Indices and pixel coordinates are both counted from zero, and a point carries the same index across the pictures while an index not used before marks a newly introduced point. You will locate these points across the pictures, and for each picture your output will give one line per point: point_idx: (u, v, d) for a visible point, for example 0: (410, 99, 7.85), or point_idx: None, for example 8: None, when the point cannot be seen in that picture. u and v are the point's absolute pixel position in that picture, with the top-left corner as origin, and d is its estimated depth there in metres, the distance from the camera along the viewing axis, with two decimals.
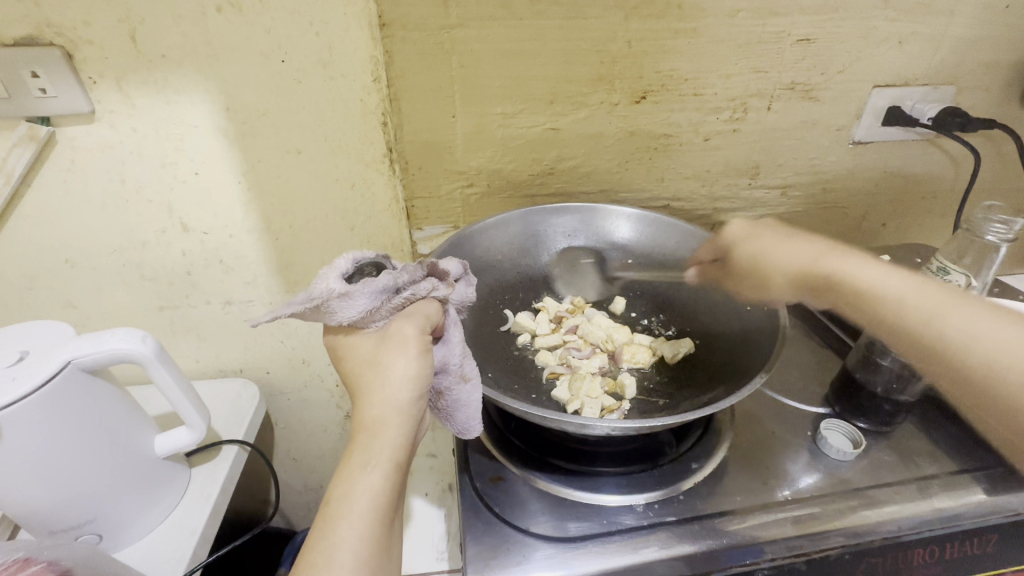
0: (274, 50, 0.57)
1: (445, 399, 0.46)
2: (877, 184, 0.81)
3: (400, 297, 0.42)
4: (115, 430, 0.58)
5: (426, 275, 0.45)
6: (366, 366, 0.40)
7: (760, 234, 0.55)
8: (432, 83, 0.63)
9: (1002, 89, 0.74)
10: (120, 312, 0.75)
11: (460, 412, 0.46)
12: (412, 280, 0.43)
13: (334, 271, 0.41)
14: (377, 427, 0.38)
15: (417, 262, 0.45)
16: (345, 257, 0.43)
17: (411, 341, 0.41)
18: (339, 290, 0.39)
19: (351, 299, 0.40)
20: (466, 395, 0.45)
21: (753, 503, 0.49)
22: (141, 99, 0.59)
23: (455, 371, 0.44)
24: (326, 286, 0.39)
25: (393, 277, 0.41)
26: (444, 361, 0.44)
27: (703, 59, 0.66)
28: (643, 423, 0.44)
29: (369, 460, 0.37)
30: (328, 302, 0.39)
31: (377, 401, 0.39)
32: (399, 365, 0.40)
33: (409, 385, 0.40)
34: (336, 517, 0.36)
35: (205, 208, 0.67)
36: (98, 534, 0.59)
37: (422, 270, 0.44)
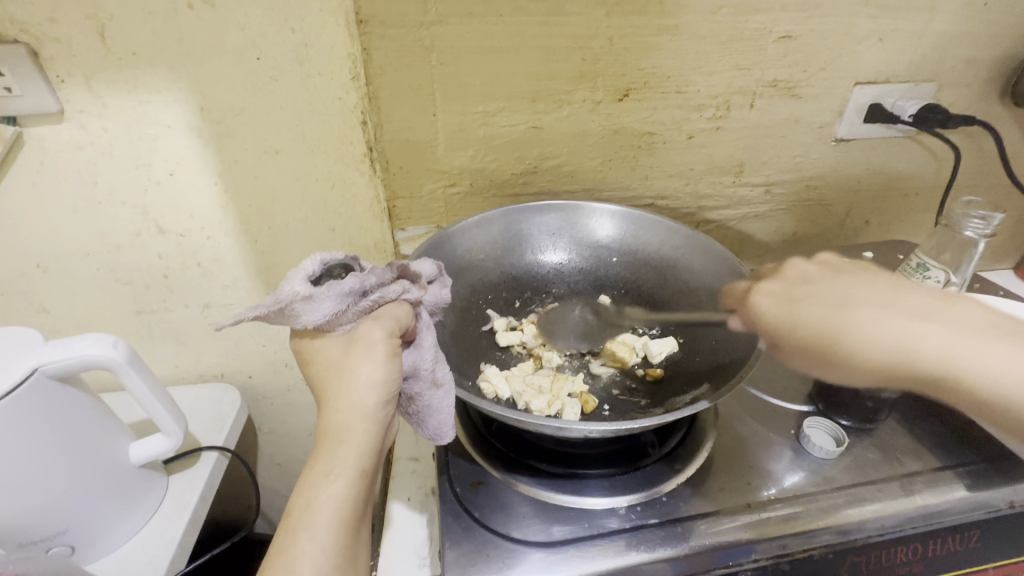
0: (249, 47, 0.56)
1: (416, 404, 0.45)
2: (860, 181, 0.81)
3: (368, 300, 0.41)
4: (83, 440, 0.56)
5: (397, 277, 0.44)
6: (333, 370, 0.39)
7: (801, 310, 0.48)
8: (411, 81, 0.62)
9: (982, 86, 0.74)
10: (96, 317, 0.73)
11: (431, 418, 0.45)
12: (381, 283, 0.42)
13: (301, 274, 0.40)
14: (341, 433, 0.38)
15: (387, 264, 0.44)
16: (311, 258, 0.42)
17: (379, 344, 0.39)
18: (304, 292, 0.38)
19: (316, 301, 0.39)
20: (438, 400, 0.45)
21: (737, 503, 0.48)
22: (112, 99, 0.58)
23: (426, 376, 0.43)
24: (291, 289, 0.38)
25: (360, 279, 0.40)
26: (415, 365, 0.43)
27: (686, 56, 0.65)
28: (621, 425, 0.43)
29: (332, 469, 0.37)
30: (292, 305, 0.38)
31: (341, 406, 0.38)
32: (366, 370, 0.39)
33: (377, 389, 0.39)
34: (297, 529, 0.35)
35: (181, 210, 0.66)
36: (70, 545, 0.57)
37: (392, 272, 0.43)
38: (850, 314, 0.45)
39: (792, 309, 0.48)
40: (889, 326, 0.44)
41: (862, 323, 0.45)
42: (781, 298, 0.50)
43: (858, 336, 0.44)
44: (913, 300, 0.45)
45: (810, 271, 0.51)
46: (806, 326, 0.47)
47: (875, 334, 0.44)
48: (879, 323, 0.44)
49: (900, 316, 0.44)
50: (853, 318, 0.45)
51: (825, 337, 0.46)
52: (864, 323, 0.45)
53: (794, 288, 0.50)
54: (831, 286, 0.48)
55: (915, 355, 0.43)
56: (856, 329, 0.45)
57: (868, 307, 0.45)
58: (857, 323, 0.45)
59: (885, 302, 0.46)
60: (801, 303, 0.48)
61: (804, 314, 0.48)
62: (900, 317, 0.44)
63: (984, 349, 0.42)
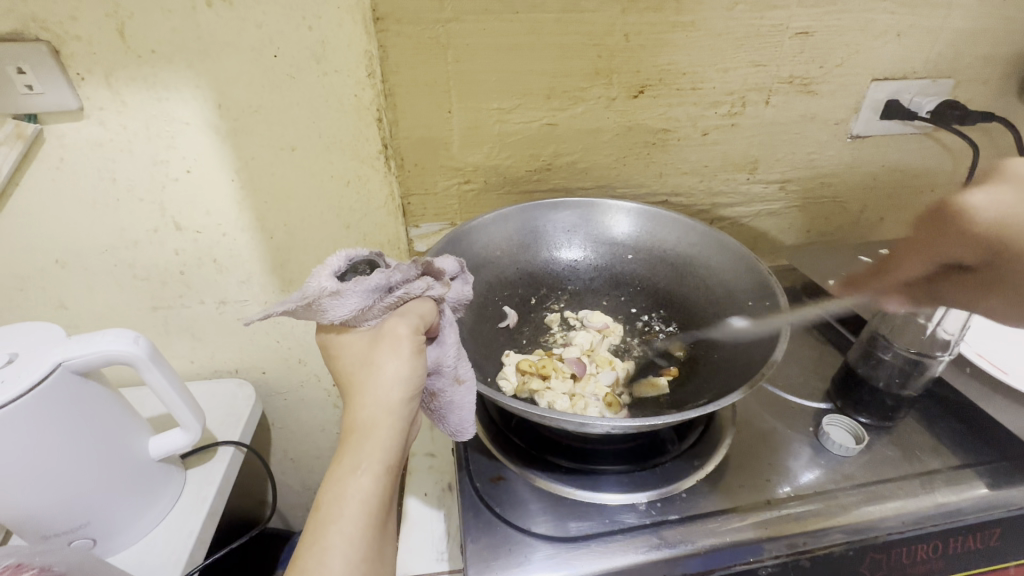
0: (266, 45, 0.56)
1: (438, 401, 0.45)
2: (875, 177, 0.81)
3: (393, 296, 0.41)
4: (107, 433, 0.57)
5: (421, 274, 0.44)
6: (359, 365, 0.40)
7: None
8: (426, 78, 0.62)
9: (1000, 82, 0.74)
10: (114, 313, 0.74)
11: (453, 414, 0.46)
12: (406, 279, 0.42)
13: (327, 270, 0.40)
14: (367, 428, 0.38)
15: (412, 260, 0.44)
16: (338, 254, 0.42)
17: (405, 339, 0.40)
18: (330, 288, 0.39)
19: (343, 297, 0.39)
20: (460, 397, 0.45)
21: (757, 500, 0.48)
22: (131, 97, 0.58)
23: (449, 373, 0.44)
24: (319, 284, 0.39)
25: (386, 276, 0.40)
26: (438, 362, 0.43)
27: (702, 51, 0.65)
28: (645, 421, 0.43)
29: (358, 463, 0.37)
30: (319, 300, 0.39)
31: (367, 402, 0.39)
32: (391, 366, 0.39)
33: (402, 385, 0.39)
34: (326, 522, 0.36)
35: (197, 207, 0.66)
36: (92, 538, 0.58)
37: (417, 268, 0.44)
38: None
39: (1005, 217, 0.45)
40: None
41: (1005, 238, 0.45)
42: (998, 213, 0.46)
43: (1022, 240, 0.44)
44: None
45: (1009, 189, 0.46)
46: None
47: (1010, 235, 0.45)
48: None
49: None
50: None
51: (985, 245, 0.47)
52: None
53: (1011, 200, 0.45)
54: None
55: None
56: None
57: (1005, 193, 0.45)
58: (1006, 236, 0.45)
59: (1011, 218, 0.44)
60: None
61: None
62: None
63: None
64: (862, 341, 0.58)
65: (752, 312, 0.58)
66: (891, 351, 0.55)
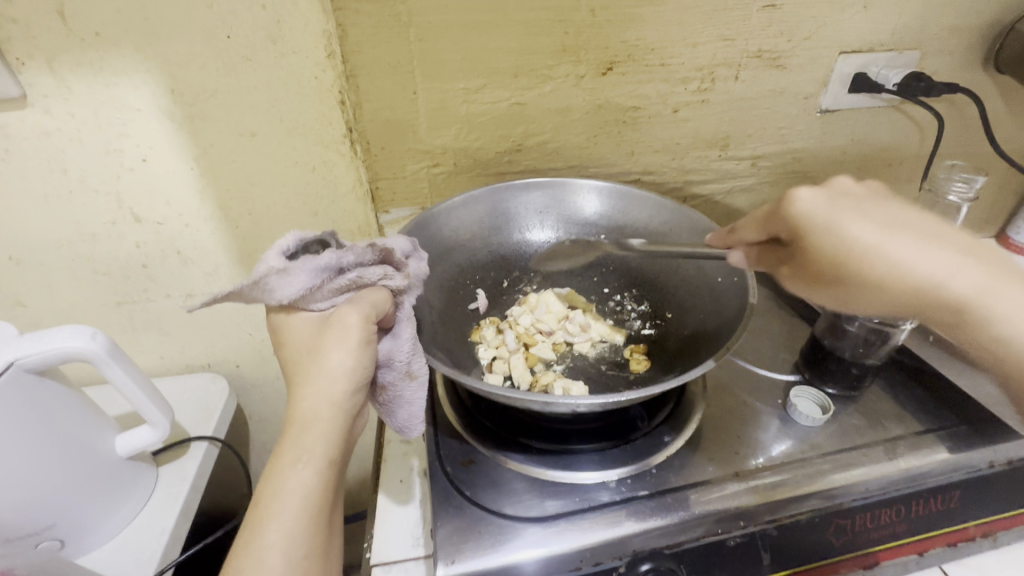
0: (218, 25, 0.54)
1: (388, 394, 0.45)
2: (845, 152, 0.81)
3: (343, 278, 0.41)
4: (70, 430, 0.55)
5: (379, 261, 0.44)
6: (305, 353, 0.40)
7: (841, 210, 0.41)
8: (389, 58, 0.61)
9: (965, 53, 0.74)
10: (76, 310, 0.71)
11: (402, 409, 0.45)
12: (361, 263, 0.42)
13: (278, 249, 0.40)
14: (308, 421, 0.38)
15: (371, 246, 0.44)
16: (290, 233, 0.42)
17: (354, 329, 0.39)
18: (277, 266, 0.39)
19: (291, 276, 0.39)
20: (411, 392, 0.44)
21: (726, 472, 0.49)
22: (77, 82, 0.55)
23: (401, 367, 0.43)
24: (267, 263, 0.39)
25: (337, 256, 0.40)
26: (390, 355, 0.43)
27: (670, 26, 0.64)
28: (608, 398, 0.43)
29: (299, 457, 0.37)
30: (266, 279, 0.39)
31: (310, 393, 0.39)
32: (336, 356, 0.39)
33: (347, 377, 0.39)
34: (264, 519, 0.36)
35: (157, 197, 0.64)
36: (60, 539, 0.56)
37: (374, 255, 0.44)
38: (864, 220, 0.40)
39: (833, 212, 0.42)
40: (897, 250, 0.39)
41: (871, 239, 0.40)
42: (827, 202, 0.42)
43: (879, 260, 0.39)
44: (972, 258, 0.38)
45: (857, 189, 0.43)
46: (835, 244, 0.41)
47: (928, 270, 0.38)
48: (924, 256, 0.38)
49: (970, 272, 0.38)
50: (893, 252, 0.39)
51: (848, 255, 0.40)
52: (912, 255, 0.38)
53: (844, 200, 0.42)
54: (911, 219, 0.41)
55: (900, 282, 0.39)
56: (898, 263, 0.39)
57: (1009, 282, 0.38)
58: (863, 239, 0.40)
59: (980, 261, 0.38)
60: (850, 210, 0.41)
61: (878, 226, 0.40)
62: (959, 268, 0.38)
63: (998, 285, 0.38)
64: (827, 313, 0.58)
65: (722, 289, 0.57)
66: (856, 323, 0.56)
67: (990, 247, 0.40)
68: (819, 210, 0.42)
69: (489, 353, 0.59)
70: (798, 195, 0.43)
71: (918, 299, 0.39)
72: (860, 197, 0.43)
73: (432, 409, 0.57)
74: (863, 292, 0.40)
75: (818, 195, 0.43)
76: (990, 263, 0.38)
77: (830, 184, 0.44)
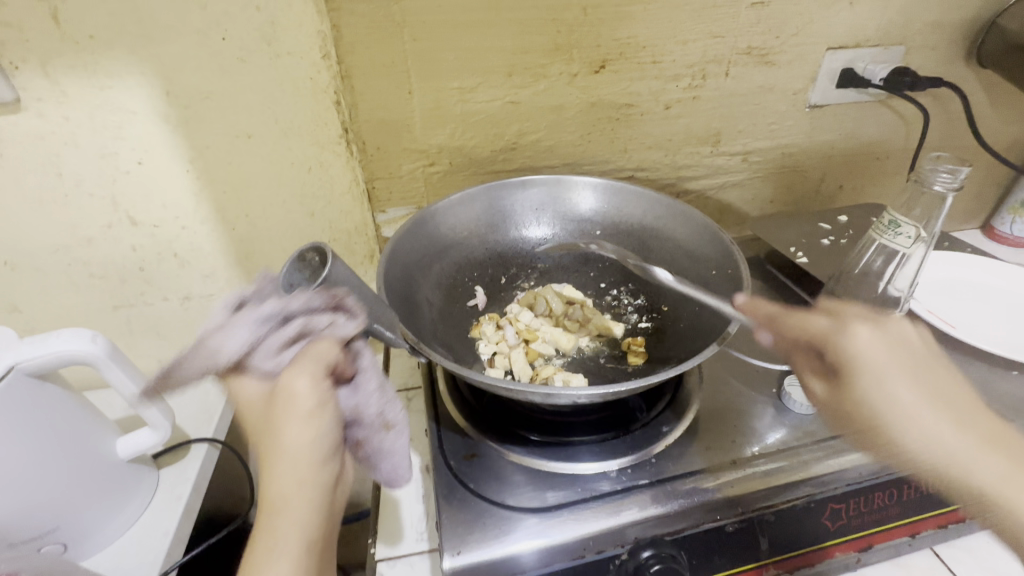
0: (212, 27, 0.54)
1: (364, 450, 0.41)
2: (833, 146, 0.82)
3: (287, 327, 0.39)
4: (72, 434, 0.55)
5: (332, 307, 0.42)
6: (263, 430, 0.38)
7: (888, 365, 0.40)
8: (383, 58, 0.61)
9: (949, 48, 0.76)
10: (73, 315, 0.71)
11: (385, 464, 0.41)
12: (307, 309, 0.40)
13: (224, 309, 0.41)
14: (279, 508, 0.36)
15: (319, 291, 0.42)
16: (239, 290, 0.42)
17: (299, 397, 0.37)
18: (221, 323, 0.39)
19: (230, 335, 0.39)
20: (389, 444, 0.40)
21: (723, 460, 0.50)
22: (72, 85, 0.55)
23: (373, 419, 0.40)
24: (208, 327, 0.39)
25: (277, 306, 0.39)
26: (356, 409, 0.40)
27: (661, 24, 0.65)
28: (608, 389, 0.43)
29: (274, 551, 0.35)
30: (208, 342, 0.39)
31: (275, 479, 0.37)
32: (290, 429, 0.37)
33: (310, 453, 0.37)
34: None
35: (153, 200, 0.64)
36: (63, 543, 0.56)
37: (324, 300, 0.41)
38: (903, 385, 0.39)
39: (882, 364, 0.40)
40: (927, 423, 0.38)
41: (910, 405, 0.39)
42: (880, 346, 0.41)
43: (910, 428, 0.38)
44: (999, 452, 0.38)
45: (915, 349, 0.41)
46: (868, 393, 0.40)
47: (955, 450, 0.38)
48: (950, 436, 0.38)
49: (998, 464, 0.37)
50: (920, 421, 0.39)
51: (879, 412, 0.39)
52: (938, 431, 0.38)
53: (896, 344, 0.41)
54: (946, 399, 0.40)
55: (921, 458, 0.38)
56: (924, 436, 0.38)
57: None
58: (901, 403, 0.39)
59: (1006, 455, 0.38)
60: (890, 361, 0.40)
61: (916, 390, 0.40)
62: (986, 457, 0.37)
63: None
64: None
65: (717, 281, 0.59)
66: None
67: (1013, 435, 0.39)
68: (869, 351, 0.41)
69: (489, 347, 0.60)
70: (857, 331, 0.42)
71: (934, 477, 0.38)
72: (912, 359, 0.41)
73: (434, 406, 0.57)
74: (885, 452, 0.39)
75: (873, 332, 0.41)
76: (1015, 455, 0.38)
77: (887, 327, 0.42)
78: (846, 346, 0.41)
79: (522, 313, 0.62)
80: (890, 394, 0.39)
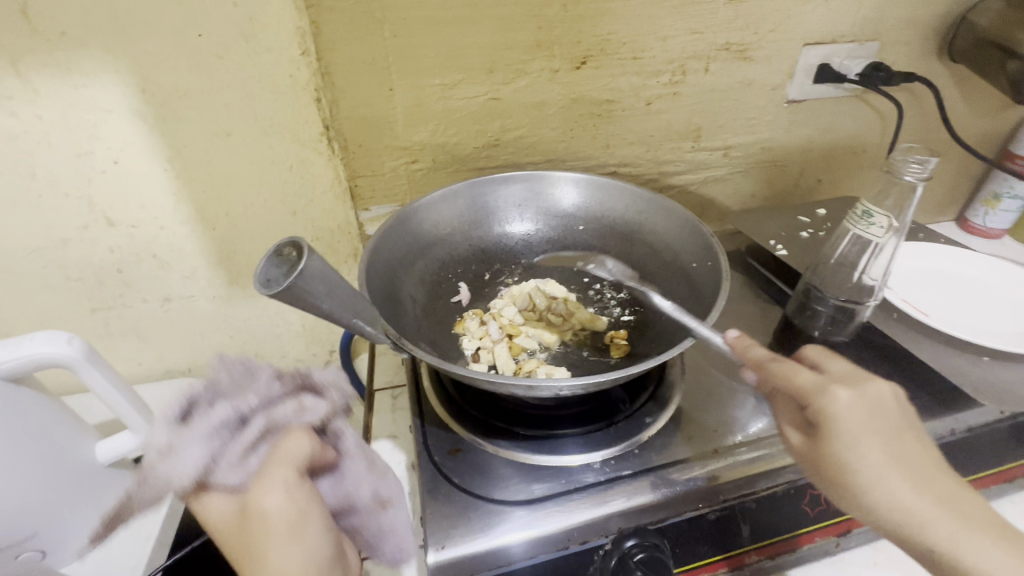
0: (188, 24, 0.53)
1: (364, 532, 0.42)
2: (811, 140, 0.84)
3: (249, 430, 0.37)
4: (53, 438, 0.54)
5: (294, 393, 0.41)
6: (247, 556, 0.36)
7: (865, 432, 0.37)
8: (363, 55, 0.61)
9: (921, 43, 0.77)
10: (49, 318, 0.70)
11: (386, 542, 0.42)
12: (269, 404, 0.38)
13: (165, 418, 0.35)
14: None
15: (277, 379, 0.40)
16: (179, 392, 0.37)
17: (279, 509, 0.35)
18: (164, 446, 0.35)
19: (182, 454, 0.34)
20: (389, 519, 0.42)
21: (706, 449, 0.50)
22: (44, 84, 0.54)
23: (368, 501, 0.41)
24: (155, 447, 0.35)
25: (234, 409, 0.37)
26: (349, 494, 0.40)
27: (641, 21, 0.66)
28: (589, 379, 0.44)
29: None
30: (158, 465, 0.34)
31: None
32: (277, 550, 0.35)
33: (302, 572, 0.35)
34: None
35: (130, 200, 0.63)
36: (42, 551, 0.55)
37: (284, 388, 0.40)
38: (875, 450, 0.37)
39: (857, 431, 0.37)
40: (895, 486, 0.37)
41: (880, 472, 0.37)
42: (858, 413, 0.37)
43: (877, 489, 0.37)
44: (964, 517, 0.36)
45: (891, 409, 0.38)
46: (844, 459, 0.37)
47: (919, 515, 0.36)
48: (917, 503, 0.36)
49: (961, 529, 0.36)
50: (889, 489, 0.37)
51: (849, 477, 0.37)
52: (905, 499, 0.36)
53: (874, 409, 0.38)
54: (919, 462, 0.38)
55: (884, 514, 0.37)
56: (890, 502, 0.37)
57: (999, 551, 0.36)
58: (871, 471, 0.37)
59: (970, 523, 0.36)
60: (867, 427, 0.37)
61: (890, 458, 0.37)
62: (950, 524, 0.36)
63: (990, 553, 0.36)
64: (798, 295, 0.66)
65: (698, 273, 0.59)
66: (825, 303, 0.64)
67: (985, 503, 0.37)
68: (846, 416, 0.37)
69: (473, 342, 0.60)
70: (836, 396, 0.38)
71: (893, 533, 0.37)
72: (888, 421, 0.38)
73: (419, 403, 0.57)
74: (849, 506, 0.38)
75: (852, 398, 0.38)
76: (976, 517, 0.37)
77: (865, 391, 0.39)
78: (823, 409, 0.38)
79: (503, 308, 0.63)
80: (863, 459, 0.37)
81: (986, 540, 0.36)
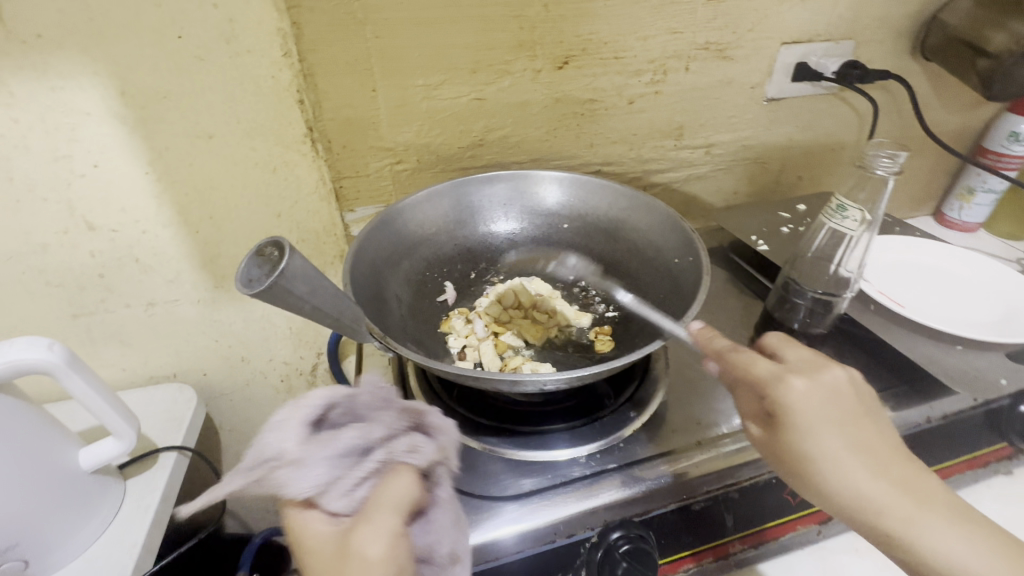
0: (168, 25, 0.53)
1: None
2: (791, 138, 0.85)
3: (368, 462, 0.35)
4: (32, 447, 0.53)
5: (409, 429, 0.39)
6: None
7: (821, 419, 0.38)
8: (346, 56, 0.61)
9: (895, 41, 0.79)
10: (29, 325, 0.69)
11: None
12: (388, 437, 0.37)
13: (298, 422, 0.36)
14: None
15: (399, 411, 0.39)
16: (318, 397, 0.38)
17: (374, 559, 0.32)
18: (294, 454, 0.35)
19: (306, 468, 0.35)
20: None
21: (689, 441, 0.51)
22: (20, 86, 0.53)
23: (445, 557, 0.37)
24: (281, 451, 0.35)
25: (358, 437, 0.36)
26: (430, 547, 0.37)
27: (621, 20, 0.67)
28: (572, 373, 0.44)
29: None
30: (279, 473, 0.35)
31: None
32: None
33: None
34: None
35: (111, 204, 0.62)
36: (23, 559, 0.54)
37: (403, 423, 0.38)
38: (833, 437, 0.38)
39: (812, 419, 0.38)
40: (852, 471, 0.38)
41: (837, 458, 0.38)
42: (816, 403, 0.39)
43: (836, 475, 0.38)
44: (919, 497, 0.38)
45: (846, 395, 0.40)
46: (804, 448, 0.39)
47: (876, 498, 0.37)
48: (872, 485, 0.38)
49: (916, 511, 0.37)
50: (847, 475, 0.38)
51: (811, 463, 0.38)
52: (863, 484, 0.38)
53: (829, 397, 0.39)
54: (875, 445, 0.39)
55: (844, 499, 0.38)
56: (848, 488, 0.38)
57: (950, 529, 0.37)
58: (830, 458, 0.38)
59: (925, 502, 0.38)
60: (824, 413, 0.39)
61: (847, 444, 0.38)
62: (906, 506, 0.37)
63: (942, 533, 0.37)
64: (778, 288, 0.67)
65: (680, 268, 0.60)
66: (803, 296, 0.64)
67: (937, 481, 0.39)
68: (802, 407, 0.39)
69: (458, 339, 0.60)
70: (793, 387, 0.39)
71: (853, 517, 0.38)
72: (844, 407, 0.39)
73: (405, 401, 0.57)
74: (813, 494, 0.39)
75: (808, 388, 0.39)
76: (929, 498, 0.38)
77: (822, 380, 0.40)
78: (782, 401, 0.39)
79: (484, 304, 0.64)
80: (823, 447, 0.38)
81: (938, 519, 0.37)
